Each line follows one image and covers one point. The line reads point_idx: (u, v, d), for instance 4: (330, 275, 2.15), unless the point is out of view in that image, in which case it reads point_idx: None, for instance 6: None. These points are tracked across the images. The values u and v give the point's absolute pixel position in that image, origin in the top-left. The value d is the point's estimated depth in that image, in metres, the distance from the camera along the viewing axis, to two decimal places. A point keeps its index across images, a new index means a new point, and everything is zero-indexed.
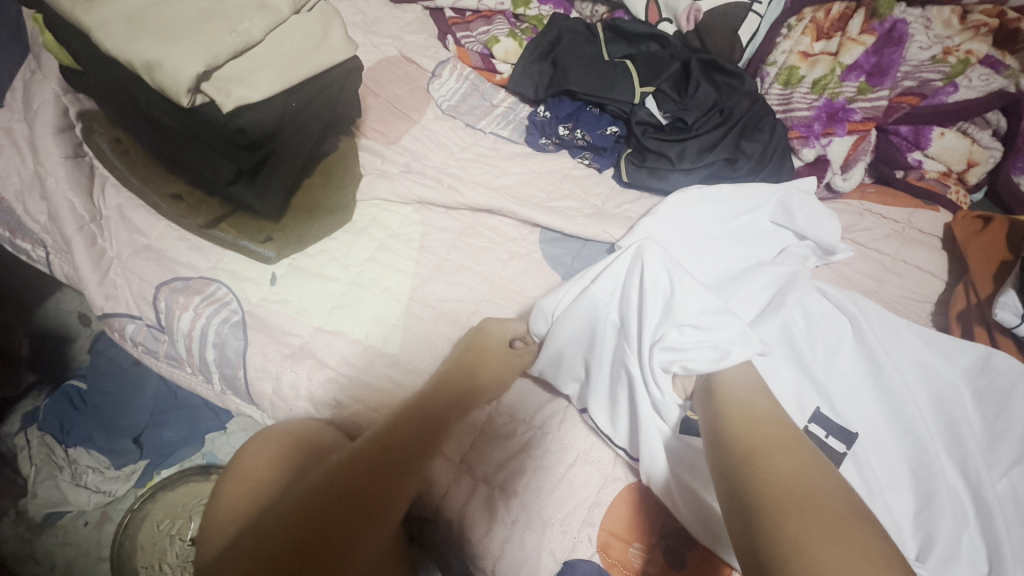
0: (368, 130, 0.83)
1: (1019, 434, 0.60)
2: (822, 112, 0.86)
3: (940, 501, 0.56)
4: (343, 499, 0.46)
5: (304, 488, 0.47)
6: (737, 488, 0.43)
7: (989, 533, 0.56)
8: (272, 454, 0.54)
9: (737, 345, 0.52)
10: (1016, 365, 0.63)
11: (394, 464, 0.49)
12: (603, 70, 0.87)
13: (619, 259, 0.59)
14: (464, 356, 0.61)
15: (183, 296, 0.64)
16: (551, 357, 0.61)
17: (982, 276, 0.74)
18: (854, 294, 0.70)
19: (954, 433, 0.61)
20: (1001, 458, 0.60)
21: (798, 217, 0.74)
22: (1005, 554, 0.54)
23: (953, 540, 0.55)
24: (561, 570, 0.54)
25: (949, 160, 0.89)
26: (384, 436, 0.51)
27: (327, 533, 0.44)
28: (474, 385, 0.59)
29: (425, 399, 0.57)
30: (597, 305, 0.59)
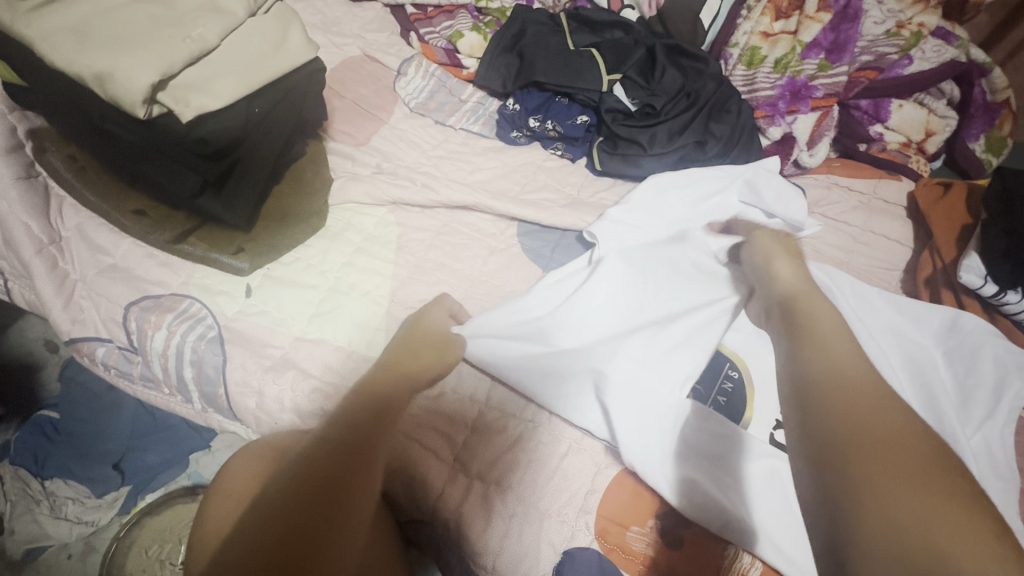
0: (335, 132, 0.81)
1: (986, 390, 0.67)
2: (785, 90, 0.88)
3: None
4: (300, 518, 0.43)
5: (262, 508, 0.44)
6: (809, 427, 0.44)
7: None
8: (257, 465, 0.53)
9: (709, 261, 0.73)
10: (981, 325, 0.71)
11: (348, 478, 0.47)
12: (569, 60, 0.88)
13: (550, 284, 0.68)
14: (407, 341, 0.60)
15: (154, 315, 0.61)
16: (530, 371, 0.61)
17: (945, 241, 0.77)
18: (826, 267, 0.77)
19: (930, 397, 0.67)
20: (973, 416, 0.66)
21: (765, 195, 0.79)
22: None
23: None
24: (562, 560, 0.54)
25: (908, 131, 0.91)
26: (327, 445, 0.48)
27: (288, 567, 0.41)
28: (418, 371, 0.58)
29: (365, 393, 0.54)
30: (545, 326, 0.64)
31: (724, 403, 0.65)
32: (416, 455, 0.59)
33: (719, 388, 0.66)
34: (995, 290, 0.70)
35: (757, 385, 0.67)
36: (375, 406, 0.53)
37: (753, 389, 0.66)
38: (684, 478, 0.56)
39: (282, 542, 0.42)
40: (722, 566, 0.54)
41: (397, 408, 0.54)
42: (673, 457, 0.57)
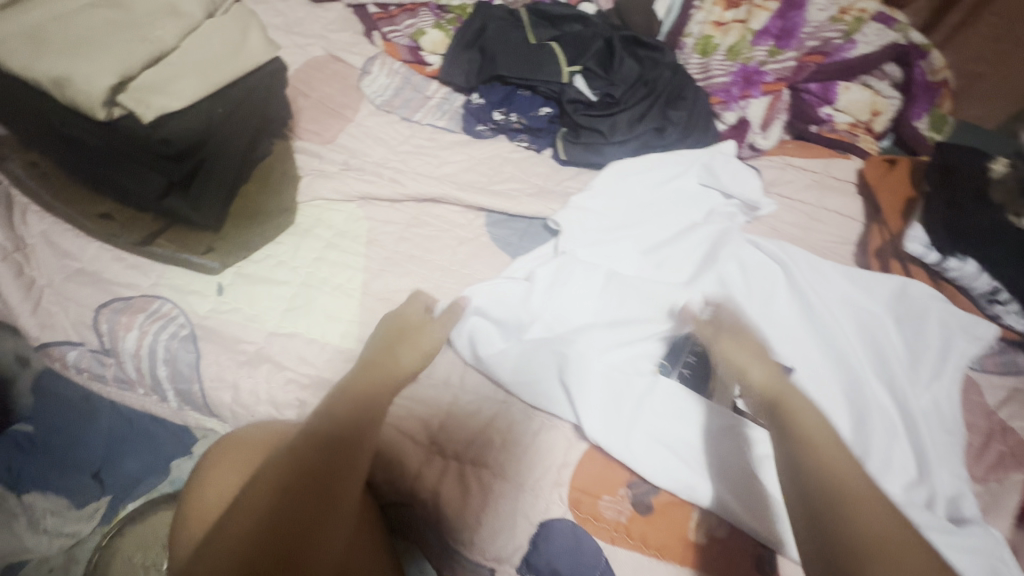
0: (302, 131, 0.82)
1: (932, 352, 0.72)
2: (738, 77, 0.91)
3: (871, 416, 0.66)
4: (291, 517, 0.44)
5: (237, 514, 0.45)
6: (816, 533, 0.45)
7: (915, 441, 0.65)
8: (237, 458, 0.53)
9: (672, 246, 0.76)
10: (927, 291, 0.75)
11: (324, 475, 0.48)
12: (530, 54, 0.90)
13: (517, 273, 0.71)
14: (388, 337, 0.62)
15: (125, 316, 0.62)
16: (497, 359, 0.64)
17: (891, 214, 0.82)
18: (784, 244, 0.80)
19: (879, 361, 0.71)
20: (922, 377, 0.71)
21: (723, 176, 0.82)
22: (930, 460, 0.63)
23: (884, 453, 0.64)
24: (538, 532, 0.57)
25: (856, 113, 0.95)
26: (311, 443, 0.50)
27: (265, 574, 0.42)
28: (395, 367, 0.59)
29: (344, 391, 0.55)
30: (513, 316, 0.67)
31: (689, 375, 0.67)
32: (393, 440, 0.60)
33: (684, 361, 0.68)
34: (937, 257, 0.73)
35: None
36: (355, 404, 0.54)
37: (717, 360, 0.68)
38: (648, 449, 0.60)
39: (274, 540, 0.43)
40: (686, 528, 0.58)
41: (380, 406, 0.55)
42: (636, 433, 0.60)
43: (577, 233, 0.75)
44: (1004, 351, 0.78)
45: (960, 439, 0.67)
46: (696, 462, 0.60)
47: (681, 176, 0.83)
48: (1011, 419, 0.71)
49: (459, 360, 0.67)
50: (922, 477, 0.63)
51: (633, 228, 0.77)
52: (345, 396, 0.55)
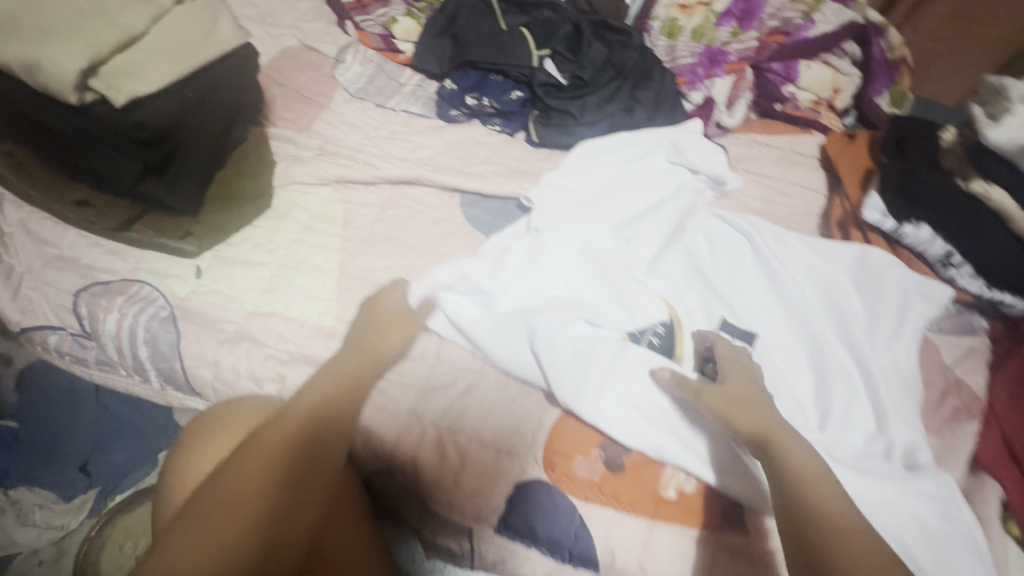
0: (277, 119, 0.83)
1: (891, 316, 0.75)
2: (703, 57, 0.95)
3: (832, 374, 0.69)
4: (275, 485, 0.47)
5: (220, 494, 0.45)
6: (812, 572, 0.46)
7: (873, 398, 0.68)
8: (221, 426, 0.55)
9: (641, 223, 0.79)
10: (885, 258, 0.78)
11: (308, 461, 0.50)
12: (500, 39, 0.92)
13: (489, 250, 0.73)
14: (372, 319, 0.63)
15: (105, 299, 0.63)
16: (469, 330, 0.65)
17: (852, 185, 0.85)
18: (748, 217, 0.83)
19: (840, 324, 0.75)
20: (881, 338, 0.74)
21: (689, 154, 0.85)
22: (887, 414, 0.66)
23: (843, 408, 0.67)
24: (514, 492, 0.59)
25: (817, 91, 0.98)
26: (297, 415, 0.52)
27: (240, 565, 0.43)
28: (376, 344, 0.61)
29: (329, 373, 0.57)
30: (486, 290, 0.68)
31: (658, 343, 0.69)
32: (372, 414, 0.62)
33: (652, 331, 0.70)
34: (893, 224, 0.77)
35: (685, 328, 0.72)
36: (341, 386, 0.56)
37: (683, 328, 0.71)
38: (617, 412, 0.62)
39: (259, 505, 0.46)
40: (656, 485, 0.61)
41: (366, 384, 0.58)
42: (605, 399, 0.63)
43: (548, 209, 0.77)
44: (960, 313, 0.80)
45: (916, 394, 0.70)
46: (663, 423, 0.62)
47: (650, 155, 0.85)
48: (966, 376, 0.74)
49: (434, 336, 0.68)
50: (881, 431, 0.66)
51: (602, 205, 0.79)
52: (329, 377, 0.57)
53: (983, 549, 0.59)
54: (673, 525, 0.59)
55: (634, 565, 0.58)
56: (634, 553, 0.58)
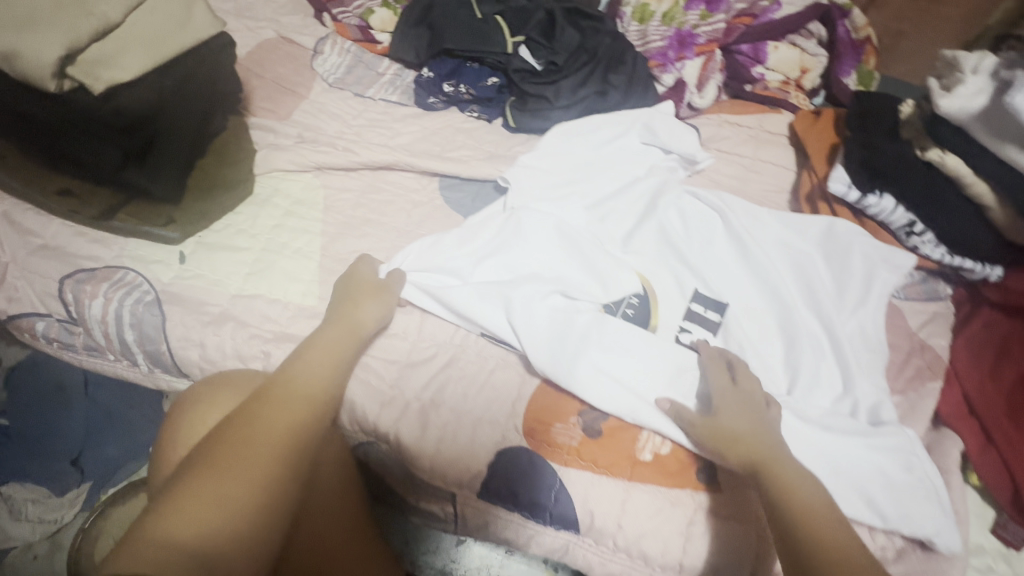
0: (257, 109, 0.85)
1: (857, 282, 0.78)
2: (673, 40, 0.97)
3: (800, 339, 0.72)
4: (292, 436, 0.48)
5: (248, 439, 0.46)
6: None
7: (841, 360, 0.71)
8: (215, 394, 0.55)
9: (615, 200, 0.81)
10: (852, 228, 0.80)
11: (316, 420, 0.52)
12: (474, 28, 0.94)
13: (465, 229, 0.75)
14: (349, 295, 0.65)
15: (90, 285, 0.64)
16: (444, 306, 0.68)
17: (818, 160, 0.88)
18: (720, 193, 0.85)
19: (808, 291, 0.77)
20: (848, 304, 0.76)
21: (661, 134, 0.87)
22: (852, 374, 0.69)
23: (811, 370, 0.70)
24: (495, 459, 0.61)
25: (786, 71, 1.00)
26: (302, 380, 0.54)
27: (260, 519, 0.44)
28: (359, 319, 0.63)
29: (321, 343, 0.59)
30: (461, 269, 0.71)
31: (632, 314, 0.72)
32: (357, 390, 0.64)
33: (627, 302, 0.73)
34: (857, 196, 0.79)
35: (659, 298, 0.75)
36: (335, 357, 0.57)
37: (656, 301, 0.74)
38: (593, 379, 0.64)
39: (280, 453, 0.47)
40: (633, 449, 0.63)
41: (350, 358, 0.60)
42: (583, 367, 0.65)
43: (523, 190, 0.79)
44: (925, 280, 0.83)
45: (882, 356, 0.73)
46: (637, 389, 0.65)
47: (624, 136, 0.87)
48: (931, 338, 0.77)
49: (415, 313, 0.70)
50: (846, 392, 0.69)
51: (575, 184, 0.81)
52: (320, 348, 0.58)
53: (943, 498, 0.61)
54: (650, 485, 0.62)
55: (611, 525, 0.60)
56: (612, 513, 0.60)
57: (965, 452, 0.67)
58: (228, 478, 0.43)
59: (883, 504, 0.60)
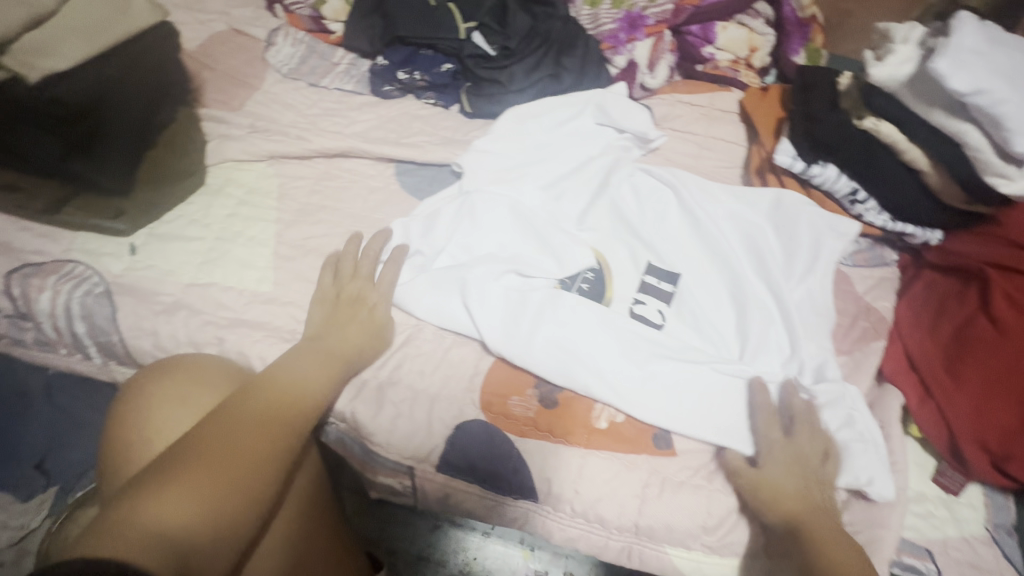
0: (208, 101, 0.84)
1: (806, 249, 0.79)
2: (623, 23, 0.99)
3: (749, 306, 0.74)
4: (274, 432, 0.47)
5: (230, 430, 0.44)
6: None
7: (788, 324, 0.73)
8: (192, 388, 0.53)
9: (579, 183, 0.82)
10: (798, 199, 0.82)
11: (303, 420, 0.50)
12: (427, 15, 0.93)
13: (425, 211, 0.76)
14: (327, 291, 0.66)
15: (37, 278, 0.64)
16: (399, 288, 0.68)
17: (766, 135, 0.90)
18: (673, 168, 0.86)
19: (757, 260, 0.79)
20: (798, 272, 0.78)
21: (613, 113, 0.88)
22: (798, 337, 0.71)
23: (759, 335, 0.72)
24: (453, 433, 0.63)
25: (735, 50, 1.03)
26: (290, 379, 0.53)
27: (240, 520, 0.41)
28: (348, 320, 0.63)
29: (309, 348, 0.59)
30: (424, 256, 0.73)
31: (587, 289, 0.74)
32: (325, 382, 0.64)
33: (582, 278, 0.75)
34: (802, 166, 0.81)
35: (614, 273, 0.76)
36: (323, 359, 0.57)
37: (611, 274, 0.76)
38: (546, 354, 0.65)
39: (261, 445, 0.45)
40: (588, 417, 0.65)
41: (341, 357, 0.59)
42: (540, 343, 0.65)
43: (477, 172, 0.80)
44: (873, 247, 0.85)
45: (829, 320, 0.75)
46: (589, 358, 0.65)
47: (579, 116, 0.88)
48: (877, 301, 0.80)
49: None
50: (794, 354, 0.71)
51: (531, 166, 0.82)
52: (305, 353, 0.57)
53: (883, 448, 0.64)
54: (606, 452, 0.63)
55: (570, 491, 0.62)
56: (570, 480, 0.62)
57: (907, 405, 0.69)
58: (212, 470, 0.41)
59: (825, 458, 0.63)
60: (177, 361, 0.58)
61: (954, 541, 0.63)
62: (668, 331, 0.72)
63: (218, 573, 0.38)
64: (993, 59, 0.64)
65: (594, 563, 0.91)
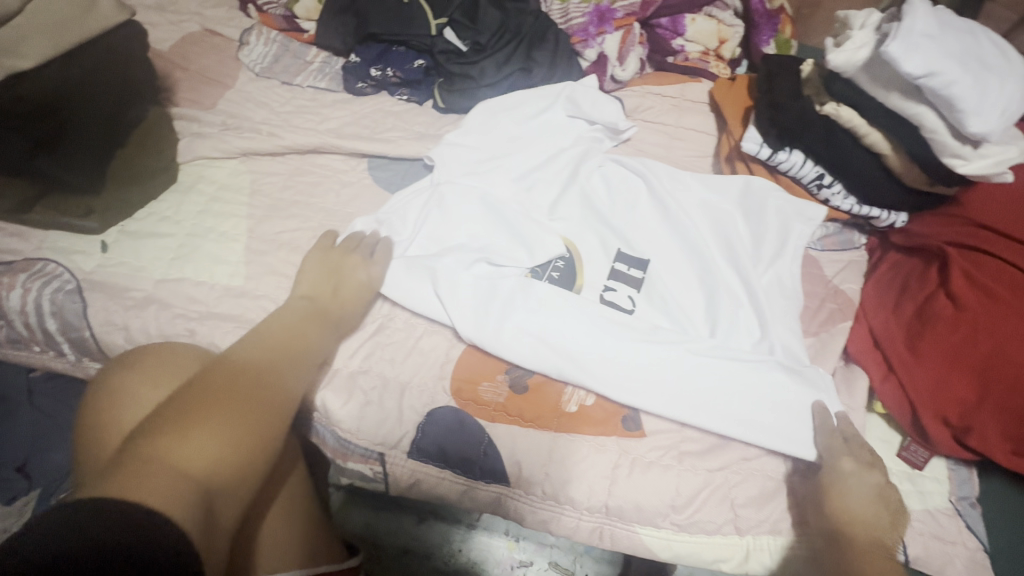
0: (181, 100, 0.85)
1: (773, 234, 0.80)
2: (593, 16, 1.00)
3: (718, 290, 0.75)
4: (265, 390, 0.47)
5: (224, 388, 0.45)
6: None
7: (756, 307, 0.74)
8: (169, 370, 0.53)
9: (552, 172, 0.84)
10: (766, 185, 0.83)
11: (291, 381, 0.51)
12: (399, 11, 0.95)
13: (401, 201, 0.78)
14: (304, 278, 0.66)
15: (7, 276, 0.65)
16: (376, 273, 0.69)
17: (735, 123, 0.92)
18: (645, 159, 0.87)
19: (726, 246, 0.80)
20: (764, 256, 0.79)
21: (584, 104, 0.88)
22: (767, 319, 0.72)
23: (728, 317, 0.73)
24: (423, 420, 0.64)
25: (705, 41, 1.05)
26: (272, 347, 0.53)
27: (248, 468, 0.41)
28: (322, 301, 0.63)
29: (285, 319, 0.59)
30: (398, 243, 0.73)
31: (557, 277, 0.75)
32: None
33: (552, 267, 0.76)
34: (768, 153, 0.83)
35: (585, 260, 0.77)
36: (304, 331, 0.58)
37: (581, 262, 0.77)
38: (516, 337, 0.66)
39: (256, 401, 0.45)
40: (558, 401, 0.66)
41: (321, 331, 0.60)
42: (512, 328, 0.66)
43: (449, 164, 0.81)
44: (841, 231, 0.87)
45: (797, 303, 0.76)
46: (562, 344, 0.66)
47: (549, 110, 0.89)
48: (844, 284, 0.81)
49: None
50: (764, 336, 0.72)
51: (501, 156, 0.83)
52: (285, 324, 0.58)
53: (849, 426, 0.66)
54: (575, 434, 0.64)
55: (539, 474, 0.63)
56: (539, 463, 0.63)
57: (871, 382, 0.71)
58: (219, 420, 0.42)
59: (796, 432, 0.63)
60: (150, 350, 0.58)
61: (920, 514, 0.64)
62: (638, 315, 0.73)
63: (230, 517, 0.39)
64: (944, 42, 0.66)
65: (579, 551, 0.92)
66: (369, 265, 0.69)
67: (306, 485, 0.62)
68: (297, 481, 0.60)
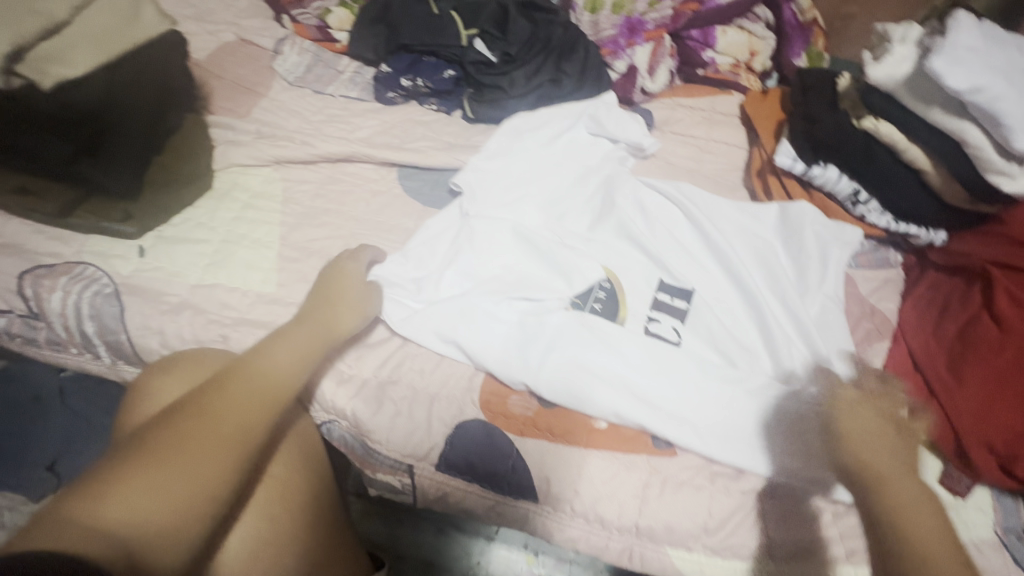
0: (217, 109, 0.86)
1: (816, 262, 0.76)
2: (623, 28, 1.02)
3: (769, 319, 0.71)
4: (235, 427, 0.44)
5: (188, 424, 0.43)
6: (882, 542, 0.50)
7: (809, 342, 0.69)
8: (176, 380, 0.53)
9: (580, 197, 0.83)
10: (803, 206, 0.80)
11: (268, 412, 0.48)
12: (431, 22, 0.95)
13: (430, 229, 0.76)
14: (322, 292, 0.64)
15: (48, 279, 0.67)
16: (414, 316, 0.68)
17: (767, 137, 0.91)
18: (679, 183, 0.84)
19: (768, 273, 0.76)
20: (808, 285, 0.75)
21: (607, 124, 0.88)
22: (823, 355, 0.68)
23: (779, 346, 0.69)
24: (451, 432, 0.63)
25: (734, 53, 1.05)
26: (261, 367, 0.51)
27: (187, 519, 0.39)
28: (331, 315, 0.61)
29: (286, 334, 0.57)
30: (431, 276, 0.72)
31: (600, 308, 0.72)
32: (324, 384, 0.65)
33: (594, 297, 0.73)
34: (802, 167, 0.82)
35: (626, 291, 0.74)
36: (302, 351, 0.55)
37: (623, 291, 0.74)
38: (557, 371, 0.64)
39: (219, 439, 0.43)
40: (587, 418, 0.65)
41: (320, 347, 0.58)
42: (554, 366, 0.64)
43: (479, 194, 0.79)
44: (876, 249, 0.84)
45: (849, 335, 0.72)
46: (603, 380, 0.64)
47: (571, 130, 0.88)
48: (880, 303, 0.79)
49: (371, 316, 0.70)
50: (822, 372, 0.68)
51: (528, 179, 0.82)
52: (287, 339, 0.56)
53: None
54: (604, 451, 0.63)
55: (568, 491, 0.62)
56: (568, 478, 0.62)
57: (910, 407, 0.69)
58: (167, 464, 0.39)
59: None
60: (182, 357, 0.58)
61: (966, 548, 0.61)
62: (686, 347, 0.70)
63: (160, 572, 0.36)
64: (988, 56, 0.64)
65: (599, 568, 0.90)
66: (367, 292, 0.66)
67: (332, 497, 0.62)
68: (320, 489, 0.59)
